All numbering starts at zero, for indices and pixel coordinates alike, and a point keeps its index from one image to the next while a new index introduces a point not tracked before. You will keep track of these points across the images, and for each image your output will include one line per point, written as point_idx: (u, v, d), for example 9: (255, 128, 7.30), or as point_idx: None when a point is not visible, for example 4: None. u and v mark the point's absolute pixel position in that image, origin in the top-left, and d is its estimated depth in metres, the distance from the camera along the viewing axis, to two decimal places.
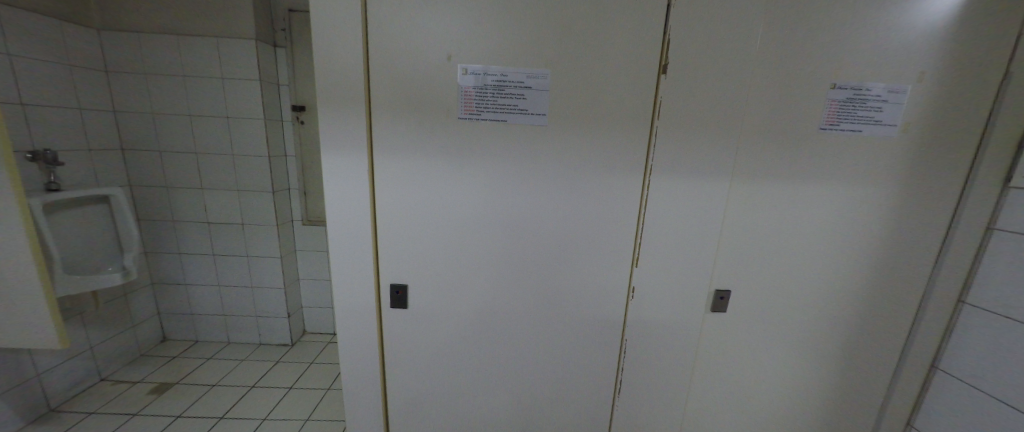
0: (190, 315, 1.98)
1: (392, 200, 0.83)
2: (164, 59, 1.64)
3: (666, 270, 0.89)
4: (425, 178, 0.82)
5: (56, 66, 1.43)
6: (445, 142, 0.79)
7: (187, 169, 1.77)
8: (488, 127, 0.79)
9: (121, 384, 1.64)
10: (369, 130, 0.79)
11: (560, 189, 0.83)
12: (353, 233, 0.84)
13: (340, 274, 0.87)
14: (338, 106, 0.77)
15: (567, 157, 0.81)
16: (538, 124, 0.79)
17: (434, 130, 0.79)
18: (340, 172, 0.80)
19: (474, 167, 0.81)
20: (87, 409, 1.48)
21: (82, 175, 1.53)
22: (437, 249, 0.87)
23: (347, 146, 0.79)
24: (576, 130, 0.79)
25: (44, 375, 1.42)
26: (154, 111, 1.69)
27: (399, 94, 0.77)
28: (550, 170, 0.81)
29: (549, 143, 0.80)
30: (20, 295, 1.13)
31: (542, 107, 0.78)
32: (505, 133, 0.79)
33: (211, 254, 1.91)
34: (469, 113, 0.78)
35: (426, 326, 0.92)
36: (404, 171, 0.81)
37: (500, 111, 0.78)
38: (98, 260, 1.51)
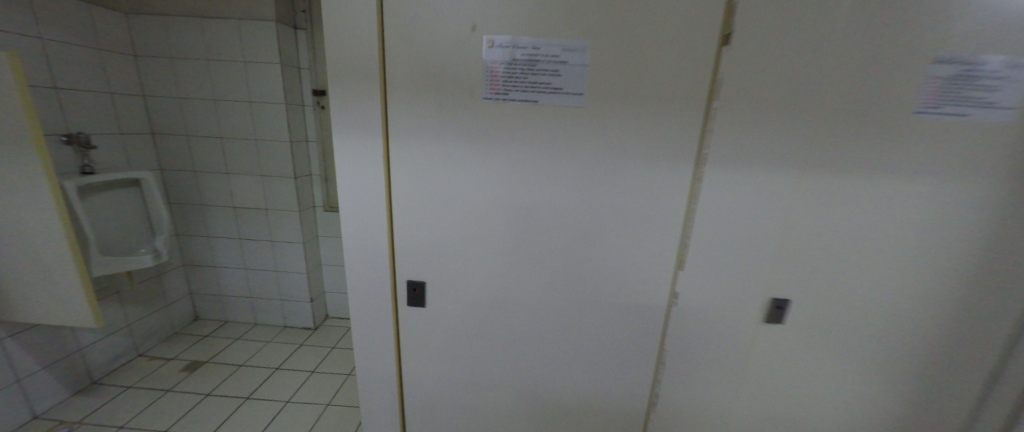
0: (220, 296, 2.05)
1: (409, 190, 0.77)
2: (189, 43, 1.63)
3: (713, 273, 0.79)
4: (446, 167, 0.75)
5: (88, 50, 1.44)
6: (469, 126, 0.72)
7: (213, 154, 1.79)
8: (515, 109, 0.70)
9: (157, 360, 1.71)
10: (385, 112, 0.72)
11: (595, 180, 0.74)
12: (369, 224, 0.79)
13: (356, 266, 0.83)
14: (351, 85, 0.70)
15: (605, 145, 0.71)
16: (573, 106, 0.69)
17: (456, 113, 0.71)
18: (355, 160, 0.74)
19: (499, 155, 0.73)
20: (126, 383, 1.55)
21: (116, 160, 1.57)
22: (457, 245, 0.80)
23: (361, 131, 0.72)
24: (616, 113, 0.69)
25: (85, 350, 1.49)
26: (182, 96, 1.70)
27: (416, 71, 0.69)
28: (584, 159, 0.72)
29: (584, 129, 0.70)
30: (57, 276, 1.16)
31: (579, 86, 0.68)
32: (535, 115, 0.70)
33: (238, 238, 1.94)
34: (495, 92, 0.69)
35: (444, 325, 0.87)
36: (422, 159, 0.74)
37: (530, 90, 0.69)
38: (132, 242, 1.55)
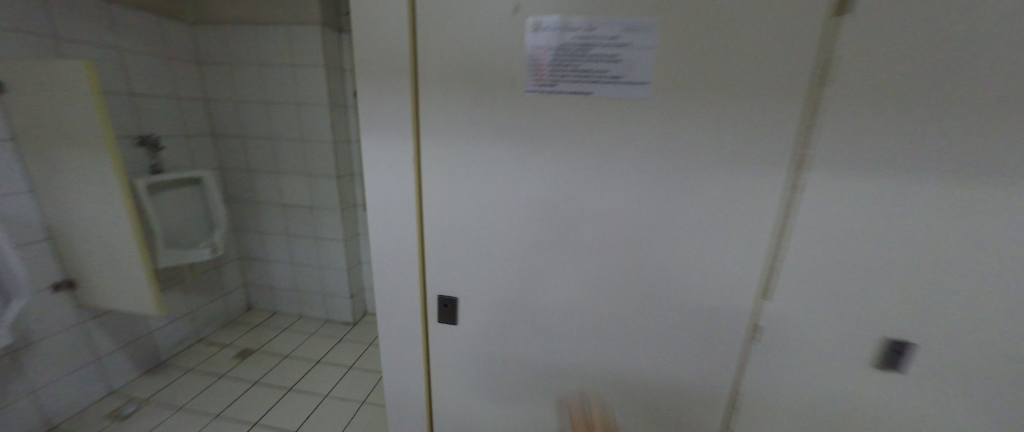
0: (270, 289, 2.16)
1: (440, 199, 0.70)
2: (245, 49, 1.72)
3: (813, 312, 0.62)
4: (482, 172, 0.67)
5: (158, 58, 1.56)
6: (509, 123, 0.63)
7: (265, 154, 1.88)
8: (565, 102, 0.60)
9: (214, 346, 1.83)
10: (417, 113, 0.65)
11: (655, 193, 0.62)
12: (400, 232, 0.74)
13: (385, 275, 0.79)
14: (382, 81, 0.64)
15: (672, 151, 0.59)
16: (635, 99, 0.58)
17: (494, 110, 0.62)
18: (386, 162, 0.69)
19: (541, 163, 0.64)
20: (187, 366, 1.66)
21: (182, 159, 1.69)
22: (490, 260, 0.73)
23: (392, 132, 0.67)
24: (688, 110, 0.56)
25: (155, 333, 1.61)
26: (239, 99, 1.79)
27: (450, 65, 0.62)
28: (644, 168, 0.61)
29: (645, 130, 0.59)
30: (127, 266, 1.25)
31: (642, 72, 0.56)
32: (587, 110, 0.60)
33: (286, 235, 2.03)
34: (542, 84, 0.59)
35: (477, 346, 0.80)
36: (455, 164, 0.67)
37: (583, 80, 0.58)
38: (194, 236, 1.66)
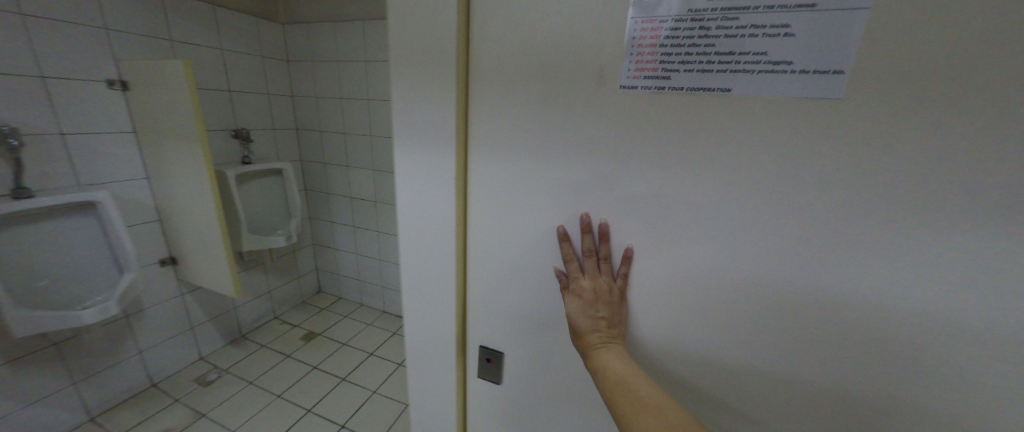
0: (337, 275, 2.29)
1: (487, 237, 0.59)
2: (326, 46, 1.79)
3: None
4: (542, 207, 0.53)
5: (253, 57, 1.69)
6: (593, 133, 0.46)
7: (338, 148, 1.95)
8: (685, 101, 0.41)
9: (285, 325, 1.98)
10: (463, 130, 0.52)
11: (824, 269, 0.40)
12: (437, 269, 0.62)
13: (419, 308, 0.68)
14: (425, 79, 0.51)
15: (873, 208, 0.36)
16: (812, 106, 0.36)
17: (567, 128, 0.47)
18: (424, 176, 0.57)
19: (624, 208, 0.48)
20: (261, 342, 1.82)
21: (268, 151, 1.83)
22: (541, 317, 0.59)
23: (434, 149, 0.55)
24: (912, 139, 0.33)
25: (238, 308, 1.79)
26: (318, 95, 1.88)
27: (511, 67, 0.48)
28: (808, 230, 0.39)
29: (823, 169, 0.37)
30: (212, 250, 1.37)
31: (824, 55, 0.35)
32: (720, 113, 0.40)
33: (351, 227, 2.12)
34: (652, 73, 0.42)
35: (521, 410, 0.67)
36: (509, 194, 0.55)
37: (720, 65, 0.39)
38: (274, 223, 1.80)
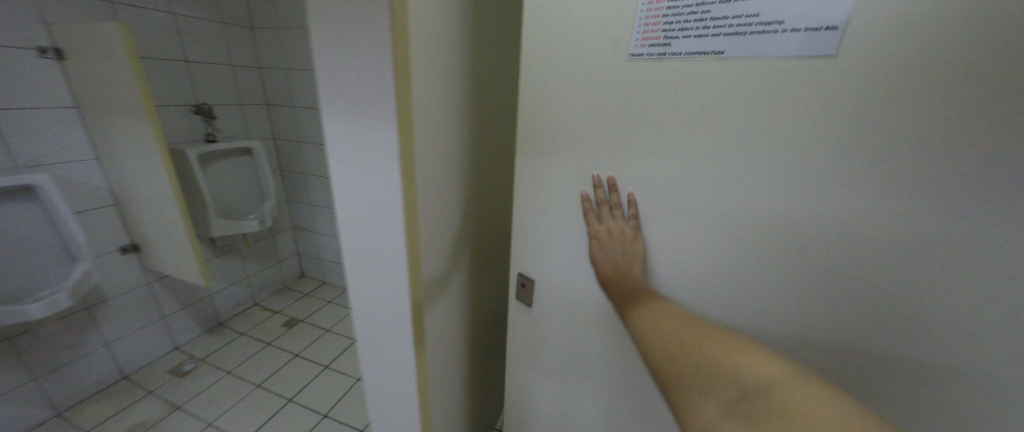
0: (320, 259, 2.21)
1: (526, 174, 0.61)
2: (294, 12, 1.62)
3: None
4: (583, 135, 0.52)
5: (211, 24, 1.53)
6: (612, 85, 0.46)
7: (313, 126, 1.82)
8: (684, 71, 0.41)
9: (266, 312, 1.92)
10: (403, 120, 0.43)
11: (812, 243, 0.38)
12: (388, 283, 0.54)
13: (370, 314, 0.59)
14: (360, 43, 0.41)
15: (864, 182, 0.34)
16: (808, 69, 0.34)
17: (586, 75, 0.48)
18: (365, 164, 0.47)
19: (629, 164, 0.48)
20: (240, 329, 1.76)
21: (235, 129, 1.70)
22: (569, 254, 0.61)
23: (373, 144, 0.45)
24: (936, 108, 0.29)
25: (213, 296, 1.71)
26: (289, 67, 1.74)
27: (544, 16, 0.50)
28: (795, 199, 0.38)
29: (815, 136, 0.35)
30: (174, 237, 1.27)
31: (821, 13, 0.32)
32: (719, 81, 0.39)
33: (332, 210, 2.02)
34: (655, 42, 0.42)
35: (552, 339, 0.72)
36: (549, 125, 0.55)
37: (717, 32, 0.38)
38: (246, 207, 1.69)
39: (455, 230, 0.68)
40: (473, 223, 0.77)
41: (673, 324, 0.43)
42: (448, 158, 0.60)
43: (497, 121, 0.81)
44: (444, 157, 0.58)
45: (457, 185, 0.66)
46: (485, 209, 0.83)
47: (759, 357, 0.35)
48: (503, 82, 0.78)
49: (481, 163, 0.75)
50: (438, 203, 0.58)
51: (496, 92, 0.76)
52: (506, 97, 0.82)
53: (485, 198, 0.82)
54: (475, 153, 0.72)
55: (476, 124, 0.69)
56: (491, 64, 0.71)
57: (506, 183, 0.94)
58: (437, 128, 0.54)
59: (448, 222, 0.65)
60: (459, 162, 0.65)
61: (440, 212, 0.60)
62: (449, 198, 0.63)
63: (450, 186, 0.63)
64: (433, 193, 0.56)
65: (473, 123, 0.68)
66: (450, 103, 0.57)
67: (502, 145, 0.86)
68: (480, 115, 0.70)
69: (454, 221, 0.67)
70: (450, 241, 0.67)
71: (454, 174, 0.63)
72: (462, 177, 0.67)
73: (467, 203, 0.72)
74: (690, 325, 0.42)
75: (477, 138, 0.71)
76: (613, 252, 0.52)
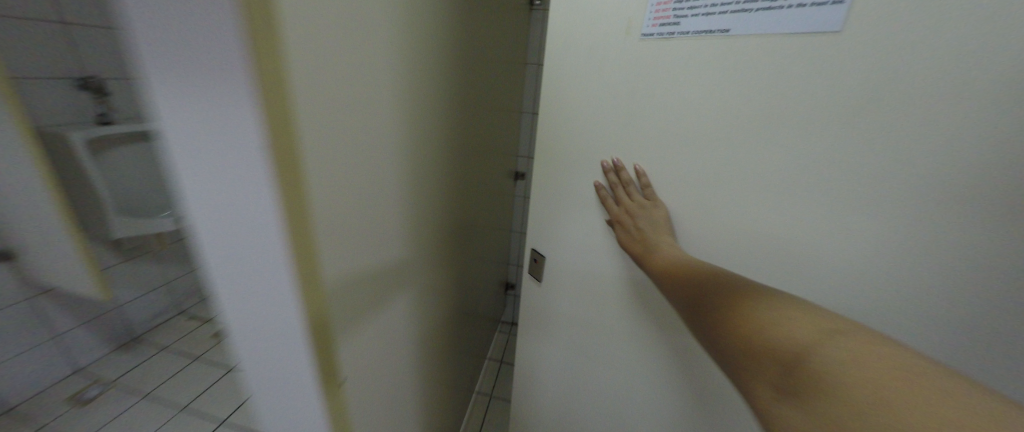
0: None
1: (543, 151, 0.57)
2: None
3: None
4: (601, 107, 0.47)
5: None
6: (626, 58, 0.43)
7: None
8: (692, 49, 0.38)
9: (194, 320, 1.69)
10: (306, 125, 0.31)
11: (801, 234, 0.38)
12: (276, 355, 0.34)
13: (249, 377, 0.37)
14: None
15: (861, 174, 0.33)
16: (813, 45, 0.32)
17: (598, 50, 0.45)
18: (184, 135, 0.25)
19: (637, 151, 0.46)
20: (161, 342, 1.53)
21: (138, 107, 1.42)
22: (574, 240, 0.58)
23: (217, 156, 0.25)
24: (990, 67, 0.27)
25: (123, 307, 1.46)
26: None
27: None
28: (793, 190, 0.37)
29: (818, 123, 0.34)
30: (56, 242, 1.04)
31: None
32: (731, 60, 0.37)
33: None
34: (663, 18, 0.39)
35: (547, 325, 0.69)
36: (567, 96, 0.51)
37: (724, 8, 0.35)
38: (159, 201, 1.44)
39: (405, 239, 0.59)
40: (428, 227, 0.68)
41: (716, 287, 0.35)
42: (385, 164, 0.49)
43: (450, 110, 0.71)
44: (387, 151, 0.49)
45: (402, 189, 0.56)
46: (441, 207, 0.74)
47: (800, 316, 0.28)
48: (451, 65, 0.68)
49: (432, 157, 0.66)
50: (373, 221, 0.47)
51: (446, 76, 0.66)
52: (457, 82, 0.73)
53: (442, 195, 0.74)
54: (423, 151, 0.61)
55: (423, 115, 0.60)
56: (440, 45, 0.61)
57: (461, 174, 0.86)
58: (366, 129, 0.43)
59: (393, 233, 0.55)
60: (405, 160, 0.55)
61: (384, 223, 0.51)
62: (392, 205, 0.53)
63: (395, 188, 0.53)
64: (363, 215, 0.45)
65: (417, 115, 0.57)
66: (391, 82, 0.48)
67: (457, 133, 0.78)
68: (425, 105, 0.60)
69: (402, 229, 0.58)
70: (399, 254, 0.58)
71: (398, 173, 0.53)
72: (407, 180, 0.57)
73: (415, 209, 0.62)
74: (737, 285, 0.34)
75: (424, 133, 0.61)
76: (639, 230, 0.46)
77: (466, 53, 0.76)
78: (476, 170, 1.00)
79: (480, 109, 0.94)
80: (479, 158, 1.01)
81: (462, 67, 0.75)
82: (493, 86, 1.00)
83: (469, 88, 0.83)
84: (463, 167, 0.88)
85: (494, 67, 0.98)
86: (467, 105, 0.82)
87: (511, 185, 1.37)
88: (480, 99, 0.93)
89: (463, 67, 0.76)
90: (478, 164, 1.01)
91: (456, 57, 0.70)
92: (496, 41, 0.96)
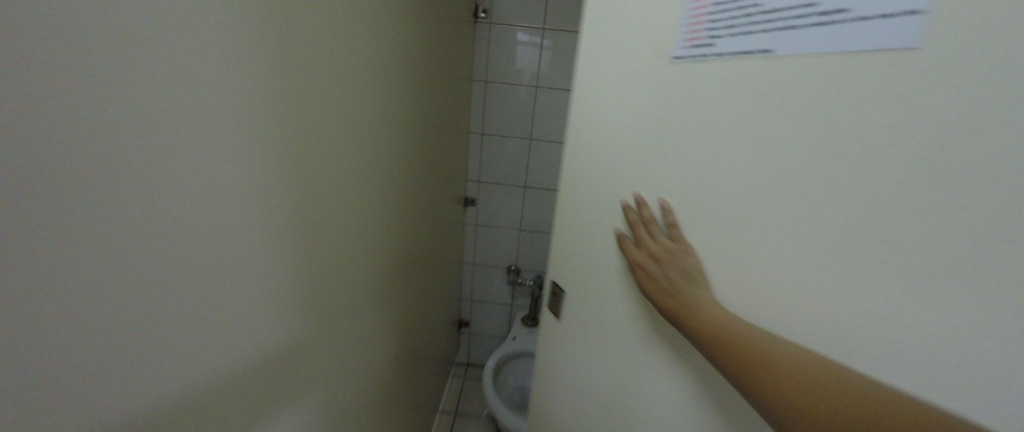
0: None
1: (571, 182, 0.49)
2: None
3: None
4: (630, 140, 0.38)
5: None
6: (660, 84, 0.34)
7: None
8: (725, 79, 0.29)
9: None
10: None
11: (813, 331, 0.25)
12: None
13: None
14: None
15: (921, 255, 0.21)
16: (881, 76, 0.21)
17: (632, 70, 0.37)
18: None
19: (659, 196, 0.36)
20: None
21: None
22: (595, 290, 0.47)
23: None
24: None
25: None
26: None
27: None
28: (798, 264, 0.26)
29: (835, 169, 0.23)
30: None
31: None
32: (773, 95, 0.26)
33: None
34: (695, 46, 0.31)
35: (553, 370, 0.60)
36: (597, 124, 0.43)
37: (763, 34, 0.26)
38: None
39: (285, 321, 0.40)
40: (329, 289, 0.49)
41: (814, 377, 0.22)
42: (225, 216, 0.29)
43: (364, 133, 0.54)
44: (235, 195, 0.30)
45: (275, 247, 0.36)
46: (353, 257, 0.56)
47: None
48: (364, 76, 0.52)
49: (338, 192, 0.48)
50: (182, 314, 0.27)
51: (356, 88, 0.50)
52: (375, 98, 0.57)
53: (355, 242, 0.55)
54: (319, 184, 0.43)
55: (319, 136, 0.42)
56: (341, 44, 0.44)
57: (388, 212, 0.69)
58: (170, 154, 0.24)
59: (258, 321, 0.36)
60: (280, 202, 0.36)
61: (221, 312, 0.30)
62: (252, 275, 0.33)
63: (259, 246, 0.34)
64: (148, 308, 0.24)
65: (307, 135, 0.39)
66: (243, 85, 0.29)
67: (378, 162, 0.61)
68: (322, 124, 0.42)
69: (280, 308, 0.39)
70: (264, 347, 0.37)
71: (267, 223, 0.34)
72: (288, 232, 0.38)
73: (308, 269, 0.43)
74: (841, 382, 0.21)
75: (321, 161, 0.43)
76: (670, 279, 0.33)
77: (390, 64, 0.61)
78: (413, 203, 0.84)
79: (415, 132, 0.78)
80: (417, 189, 0.85)
81: (384, 80, 0.59)
82: (432, 105, 0.86)
83: (400, 108, 0.68)
84: (393, 202, 0.70)
85: (432, 84, 0.84)
86: (393, 126, 0.66)
87: (459, 213, 1.23)
88: (417, 118, 0.78)
89: (387, 80, 0.60)
90: (415, 195, 0.84)
91: (374, 66, 0.55)
92: (434, 54, 0.83)
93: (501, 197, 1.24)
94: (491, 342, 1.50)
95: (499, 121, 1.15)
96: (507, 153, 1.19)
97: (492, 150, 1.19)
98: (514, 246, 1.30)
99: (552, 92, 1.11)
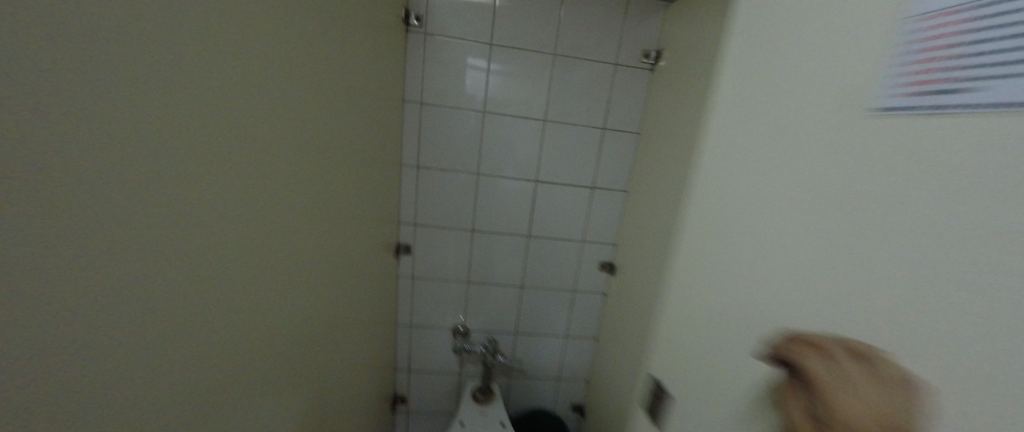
0: None
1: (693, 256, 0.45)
2: None
3: None
4: (778, 225, 0.33)
5: None
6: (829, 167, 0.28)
7: None
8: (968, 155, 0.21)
9: None
10: None
11: None
12: None
13: None
14: None
15: None
16: None
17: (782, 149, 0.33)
18: None
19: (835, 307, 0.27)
20: None
21: None
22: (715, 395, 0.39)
23: None
24: None
25: None
26: None
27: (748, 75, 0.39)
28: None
29: None
30: None
31: None
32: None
33: None
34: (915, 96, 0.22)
35: None
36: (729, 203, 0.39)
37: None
38: None
39: None
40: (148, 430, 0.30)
41: None
42: None
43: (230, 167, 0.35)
44: None
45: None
46: (225, 347, 0.38)
47: None
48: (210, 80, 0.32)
49: (188, 258, 0.31)
50: None
51: (198, 104, 0.31)
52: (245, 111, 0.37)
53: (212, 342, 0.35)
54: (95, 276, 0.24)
55: (120, 185, 0.25)
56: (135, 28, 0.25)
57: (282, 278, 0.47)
58: None
59: None
60: None
61: None
62: None
63: None
64: None
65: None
66: None
67: (257, 209, 0.40)
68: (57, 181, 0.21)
69: None
70: None
71: None
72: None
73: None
74: None
75: (124, 227, 0.26)
76: None
77: (268, 60, 0.40)
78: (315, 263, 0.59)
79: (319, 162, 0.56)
80: (321, 244, 0.61)
81: (257, 85, 0.39)
82: (345, 128, 0.65)
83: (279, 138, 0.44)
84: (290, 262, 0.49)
85: (346, 99, 0.63)
86: (281, 156, 0.44)
87: (388, 264, 0.98)
88: (320, 147, 0.56)
89: (257, 83, 0.39)
90: (320, 251, 0.60)
91: (225, 65, 0.34)
92: (347, 61, 0.63)
93: (443, 242, 1.02)
94: (435, 421, 1.20)
95: (440, 151, 0.95)
96: (449, 190, 0.98)
97: (431, 186, 0.98)
98: (460, 302, 1.08)
99: (502, 122, 0.95)
